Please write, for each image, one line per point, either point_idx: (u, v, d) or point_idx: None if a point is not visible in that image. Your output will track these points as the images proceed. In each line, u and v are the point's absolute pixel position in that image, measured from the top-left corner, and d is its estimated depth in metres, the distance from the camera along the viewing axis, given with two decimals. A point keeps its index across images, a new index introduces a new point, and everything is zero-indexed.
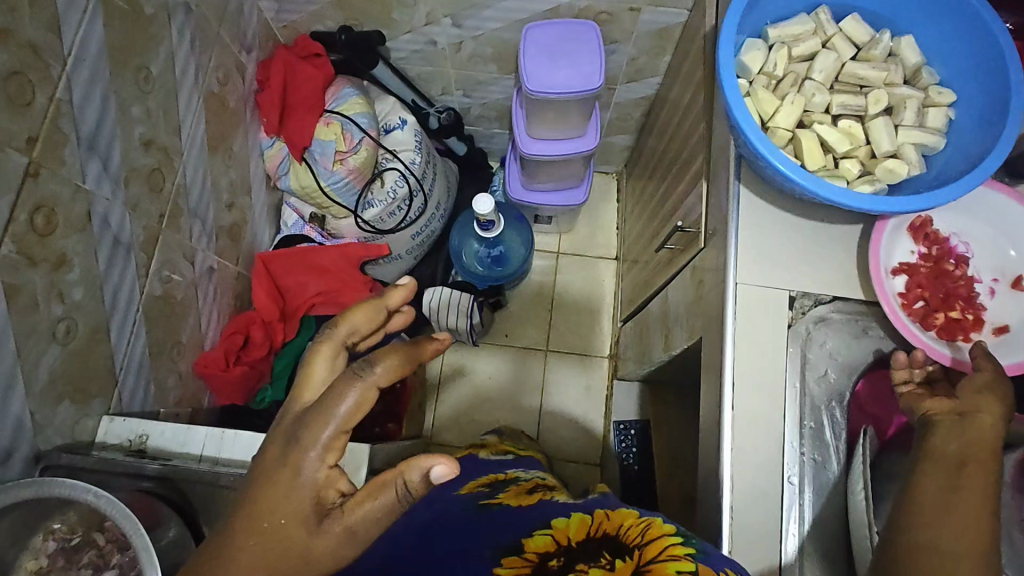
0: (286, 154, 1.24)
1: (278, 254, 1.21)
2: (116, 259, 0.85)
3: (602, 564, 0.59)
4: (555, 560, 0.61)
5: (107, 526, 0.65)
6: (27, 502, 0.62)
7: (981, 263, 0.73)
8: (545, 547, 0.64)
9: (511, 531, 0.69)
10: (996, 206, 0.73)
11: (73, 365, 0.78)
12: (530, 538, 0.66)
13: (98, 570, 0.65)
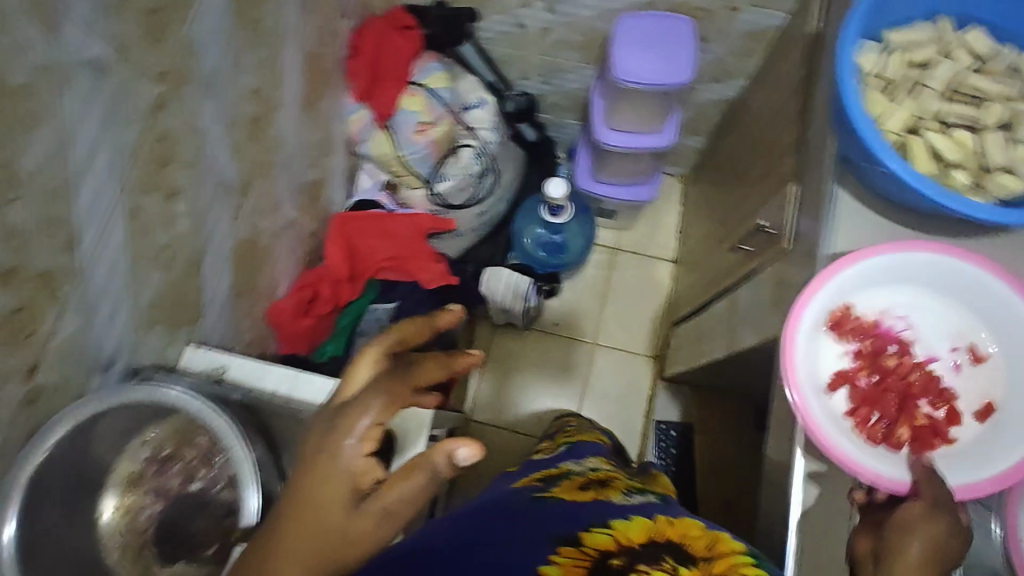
0: (369, 121, 1.28)
1: (354, 217, 1.25)
2: (216, 199, 0.89)
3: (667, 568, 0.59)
4: (618, 558, 0.60)
5: (196, 441, 0.72)
6: (135, 404, 0.68)
7: (928, 341, 0.70)
8: (605, 544, 0.62)
9: (569, 520, 0.68)
10: (957, 275, 0.68)
11: (170, 291, 0.82)
12: (588, 533, 0.64)
13: (185, 479, 0.71)
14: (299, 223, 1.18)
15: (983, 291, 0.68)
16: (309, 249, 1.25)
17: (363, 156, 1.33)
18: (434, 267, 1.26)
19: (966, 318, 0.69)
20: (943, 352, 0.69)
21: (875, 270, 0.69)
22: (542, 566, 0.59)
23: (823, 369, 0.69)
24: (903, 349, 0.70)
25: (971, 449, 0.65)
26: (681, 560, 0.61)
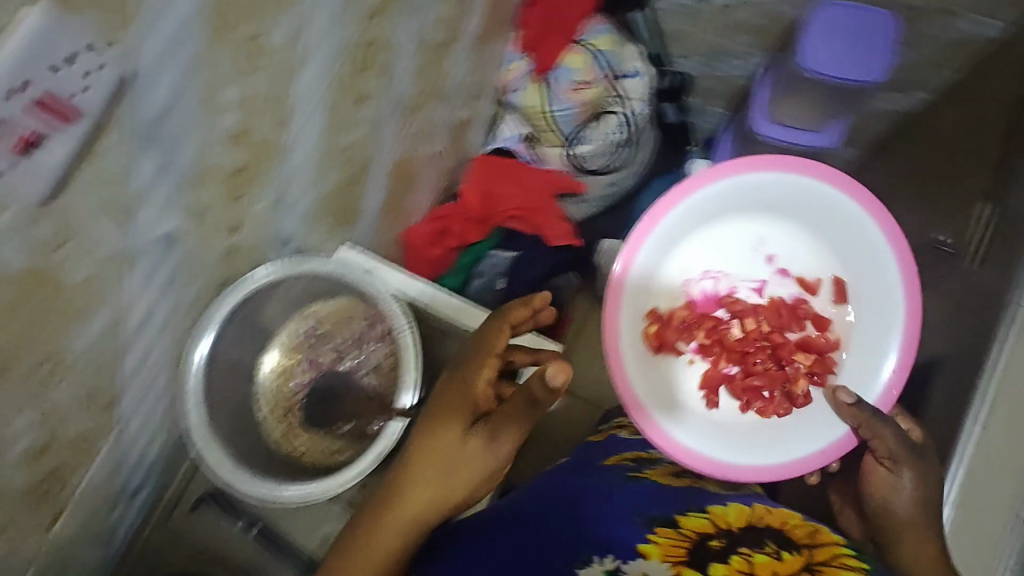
0: (525, 71, 1.28)
1: (493, 161, 1.28)
2: (394, 114, 0.94)
3: (770, 554, 0.55)
4: (716, 541, 0.58)
5: (352, 324, 0.82)
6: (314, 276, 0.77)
7: (725, 260, 0.78)
8: (702, 526, 0.60)
9: (654, 499, 0.67)
10: (756, 184, 0.76)
11: (341, 190, 0.88)
12: (684, 517, 0.62)
13: (337, 355, 0.82)
14: (445, 155, 1.23)
15: (784, 181, 0.75)
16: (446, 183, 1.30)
17: (508, 106, 1.32)
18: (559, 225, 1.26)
19: (796, 240, 0.78)
20: (753, 281, 0.78)
21: (671, 232, 0.77)
22: (641, 544, 0.59)
23: (682, 346, 0.78)
24: (748, 285, 0.78)
25: (851, 373, 0.74)
26: (782, 542, 0.57)
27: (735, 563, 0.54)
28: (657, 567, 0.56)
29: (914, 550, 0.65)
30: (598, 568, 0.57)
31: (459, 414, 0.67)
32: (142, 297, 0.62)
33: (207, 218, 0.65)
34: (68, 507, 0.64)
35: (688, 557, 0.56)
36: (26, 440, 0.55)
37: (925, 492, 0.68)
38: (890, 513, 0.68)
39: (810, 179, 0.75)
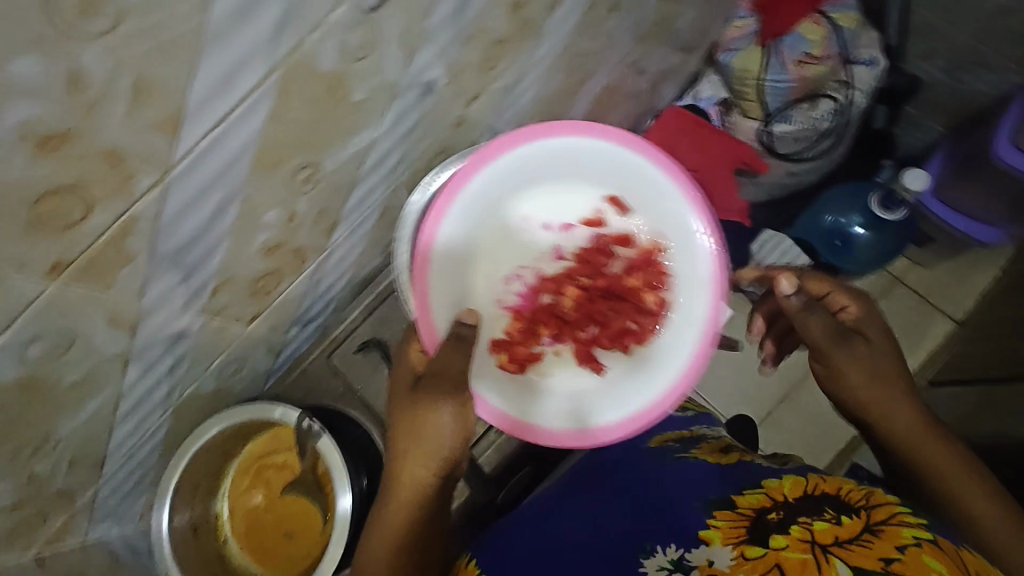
0: (751, 32, 1.19)
1: (684, 116, 1.23)
2: (625, 36, 0.91)
3: (829, 520, 0.54)
4: (775, 514, 0.56)
5: None
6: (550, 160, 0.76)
7: (554, 218, 0.74)
8: (762, 502, 0.59)
9: (712, 483, 0.65)
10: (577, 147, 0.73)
11: (556, 98, 0.87)
12: (741, 496, 0.61)
13: None
14: (643, 95, 1.18)
15: (555, 142, 0.73)
16: (628, 124, 1.26)
17: (719, 64, 1.23)
18: (723, 207, 1.24)
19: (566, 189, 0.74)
20: (555, 233, 0.74)
21: (516, 167, 0.72)
22: (702, 529, 0.58)
23: (489, 297, 0.73)
24: (563, 242, 0.74)
25: (686, 284, 0.74)
26: (841, 508, 0.55)
27: (797, 535, 0.52)
28: (722, 555, 0.54)
29: (911, 431, 0.64)
30: (661, 559, 0.57)
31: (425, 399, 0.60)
32: (388, 136, 0.63)
33: (461, 79, 0.65)
34: (269, 307, 0.69)
35: (749, 535, 0.55)
36: (270, 232, 0.59)
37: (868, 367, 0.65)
38: (875, 410, 0.66)
39: (580, 137, 0.73)
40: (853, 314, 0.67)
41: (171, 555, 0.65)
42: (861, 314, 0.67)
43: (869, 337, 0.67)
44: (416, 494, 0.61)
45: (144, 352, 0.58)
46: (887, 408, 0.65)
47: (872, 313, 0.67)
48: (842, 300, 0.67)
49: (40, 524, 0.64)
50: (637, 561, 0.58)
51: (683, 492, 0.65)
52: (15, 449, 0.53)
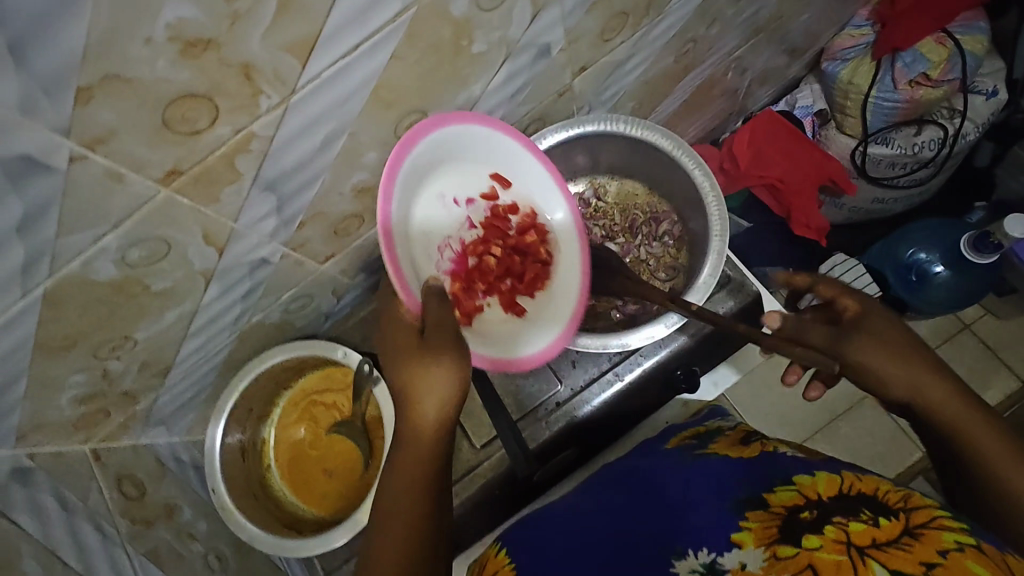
0: (865, 42, 1.11)
1: (776, 121, 1.15)
2: (740, 27, 0.87)
3: (864, 521, 0.42)
4: (807, 512, 0.45)
5: (634, 212, 0.78)
6: (641, 147, 0.72)
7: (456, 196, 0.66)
8: (794, 499, 0.48)
9: (739, 480, 0.54)
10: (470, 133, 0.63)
11: (657, 82, 0.84)
12: (771, 492, 0.50)
13: (605, 235, 0.78)
14: (740, 93, 1.13)
15: (442, 138, 0.60)
16: (717, 122, 1.21)
17: (824, 73, 1.18)
18: (803, 222, 1.16)
19: (467, 165, 0.65)
20: (462, 209, 0.66)
21: (410, 172, 0.59)
22: (732, 532, 0.47)
23: (427, 272, 0.63)
24: (477, 213, 0.68)
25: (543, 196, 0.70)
26: (880, 509, 0.43)
27: (831, 535, 0.41)
28: (753, 557, 0.44)
29: (956, 411, 0.51)
30: (693, 561, 0.47)
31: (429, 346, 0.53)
32: (494, 95, 0.62)
33: (576, 47, 0.63)
34: (346, 249, 0.69)
35: (782, 536, 0.44)
36: (365, 174, 0.59)
37: (886, 349, 0.54)
38: (917, 393, 0.52)
39: (478, 129, 0.62)
40: (852, 310, 0.57)
41: (220, 470, 0.67)
42: (864, 312, 0.57)
43: (877, 322, 0.56)
44: (421, 465, 0.50)
45: (228, 272, 0.59)
46: (917, 386, 0.53)
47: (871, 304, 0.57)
48: (847, 303, 0.58)
49: (104, 418, 0.67)
50: (669, 562, 0.48)
51: (708, 492, 0.55)
52: (98, 343, 0.55)
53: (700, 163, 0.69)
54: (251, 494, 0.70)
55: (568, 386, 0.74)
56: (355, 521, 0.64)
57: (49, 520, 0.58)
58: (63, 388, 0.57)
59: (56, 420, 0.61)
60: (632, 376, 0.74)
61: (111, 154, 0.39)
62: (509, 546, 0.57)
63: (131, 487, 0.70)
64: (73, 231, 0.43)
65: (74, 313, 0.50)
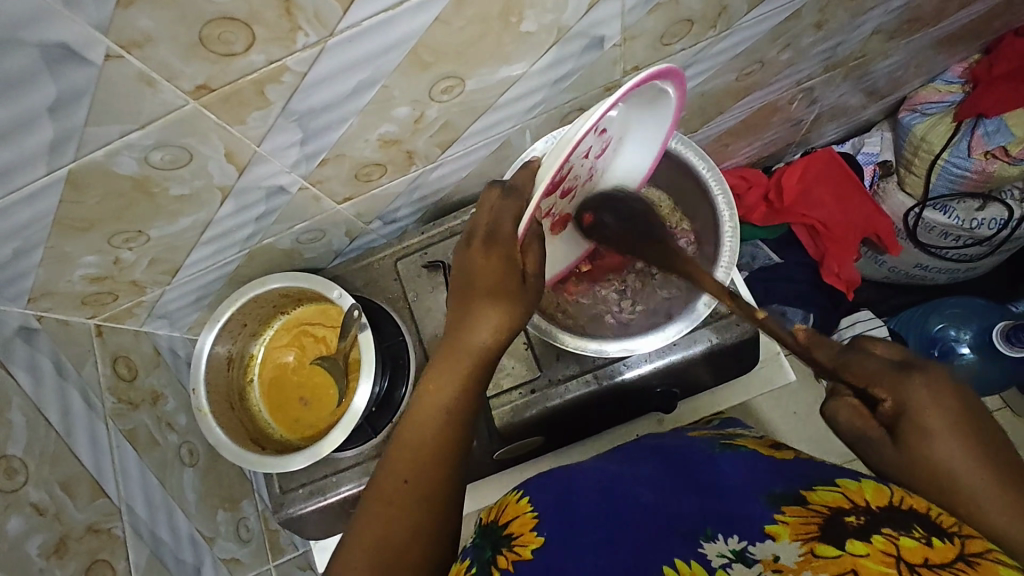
0: (951, 100, 1.05)
1: (834, 161, 1.11)
2: (816, 59, 0.83)
3: (916, 537, 0.37)
4: (853, 517, 0.40)
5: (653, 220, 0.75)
6: (674, 162, 0.70)
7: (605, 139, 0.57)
8: (836, 501, 0.43)
9: (777, 475, 0.50)
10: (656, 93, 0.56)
11: (715, 98, 0.82)
12: (814, 490, 0.46)
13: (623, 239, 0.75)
14: (803, 125, 1.08)
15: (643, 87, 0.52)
16: (775, 149, 1.16)
17: (899, 123, 1.12)
18: (834, 271, 1.12)
19: (629, 105, 0.55)
20: (593, 143, 0.54)
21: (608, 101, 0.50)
22: (766, 523, 0.44)
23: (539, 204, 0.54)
24: (596, 148, 0.56)
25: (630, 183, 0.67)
26: (932, 528, 0.38)
27: (878, 546, 0.37)
28: (789, 550, 0.41)
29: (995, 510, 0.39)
30: (722, 546, 0.44)
31: (481, 289, 0.52)
32: (538, 76, 0.61)
33: (631, 45, 0.62)
34: (364, 194, 0.70)
35: (823, 534, 0.40)
36: (392, 126, 0.59)
37: (924, 447, 0.43)
38: (940, 484, 0.42)
39: (671, 96, 0.56)
40: (891, 399, 0.46)
41: (204, 374, 0.71)
42: (904, 403, 0.45)
43: (924, 409, 0.44)
44: (464, 376, 0.50)
45: (245, 192, 0.60)
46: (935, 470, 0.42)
47: (921, 381, 0.45)
48: (882, 395, 0.47)
49: (110, 300, 0.71)
50: (696, 542, 0.46)
51: (740, 483, 0.51)
52: (113, 231, 0.58)
53: (726, 191, 0.67)
54: (229, 403, 0.74)
55: (548, 376, 0.72)
56: (315, 450, 0.67)
57: (43, 380, 0.63)
58: (76, 265, 0.61)
59: (66, 291, 0.65)
60: (609, 383, 0.72)
61: (146, 59, 0.41)
62: (531, 493, 0.54)
63: (124, 368, 0.75)
64: (103, 123, 0.45)
65: (94, 198, 0.53)
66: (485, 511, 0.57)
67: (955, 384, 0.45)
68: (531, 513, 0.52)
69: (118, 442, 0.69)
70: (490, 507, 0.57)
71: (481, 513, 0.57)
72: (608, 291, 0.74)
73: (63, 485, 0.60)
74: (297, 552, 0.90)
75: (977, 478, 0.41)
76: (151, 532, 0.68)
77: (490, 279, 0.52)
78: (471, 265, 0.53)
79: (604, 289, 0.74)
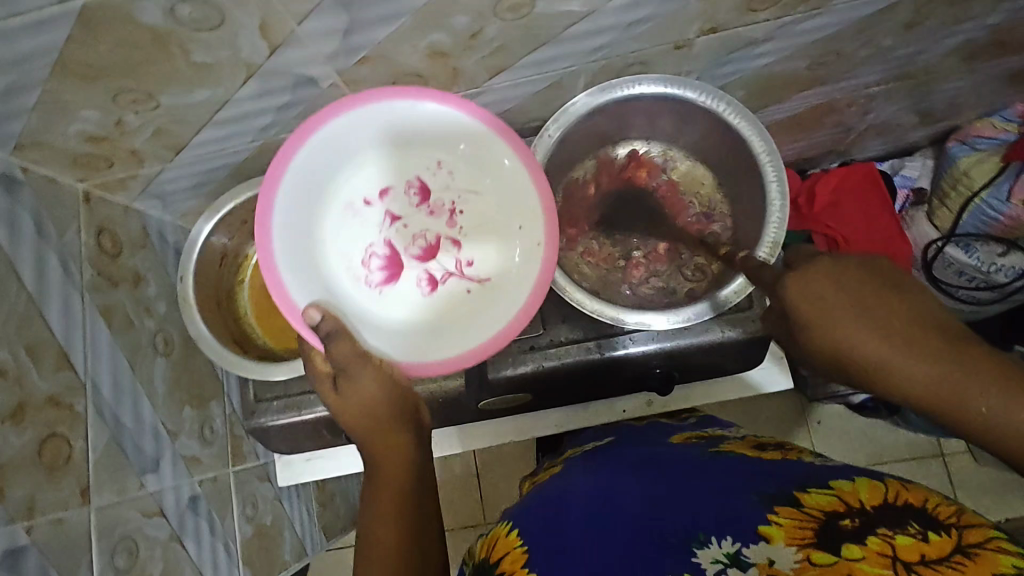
0: (1003, 139, 1.02)
1: (867, 178, 1.08)
2: (891, 65, 0.79)
3: (912, 535, 0.41)
4: (849, 519, 0.44)
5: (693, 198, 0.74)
6: (733, 142, 0.65)
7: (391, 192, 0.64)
8: (831, 505, 0.46)
9: (766, 475, 0.52)
10: (362, 123, 0.61)
11: (780, 84, 0.77)
12: (807, 492, 0.48)
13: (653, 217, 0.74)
14: (851, 134, 1.04)
15: (335, 141, 0.61)
16: (815, 154, 1.12)
17: (945, 152, 1.08)
18: None
19: (376, 161, 0.64)
20: (381, 207, 0.64)
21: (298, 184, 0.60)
22: (760, 524, 0.47)
23: (356, 295, 0.63)
24: (395, 209, 0.65)
25: (504, 194, 0.65)
26: (929, 522, 0.41)
27: (874, 547, 0.41)
28: (784, 555, 0.44)
29: (897, 361, 0.42)
30: (716, 551, 0.46)
31: (346, 388, 0.55)
32: (612, 15, 0.56)
33: (716, 3, 0.57)
34: None
35: (820, 539, 0.43)
36: (444, 36, 0.54)
37: (826, 324, 0.45)
38: (847, 360, 0.45)
39: (373, 114, 0.61)
40: (782, 302, 0.48)
41: (194, 264, 0.67)
42: (790, 304, 0.47)
43: (798, 298, 0.47)
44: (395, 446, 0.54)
45: (272, 75, 0.55)
46: (841, 349, 0.44)
47: (798, 274, 0.47)
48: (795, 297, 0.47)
49: (104, 166, 0.65)
50: (690, 550, 0.47)
51: (731, 486, 0.52)
52: (121, 87, 0.52)
53: (782, 179, 0.62)
54: (214, 299, 0.70)
55: (549, 336, 0.70)
56: (298, 367, 0.64)
57: (21, 236, 0.58)
58: (73, 117, 0.55)
59: (58, 146, 0.59)
60: (611, 354, 0.70)
61: None
62: (519, 525, 0.55)
63: (108, 241, 0.70)
64: None
65: (106, 44, 0.47)
66: (476, 548, 0.57)
67: (828, 267, 0.46)
68: (521, 548, 0.51)
69: (93, 317, 0.65)
70: (481, 542, 0.58)
71: (474, 551, 0.57)
72: (630, 245, 0.73)
73: (27, 349, 0.56)
74: (259, 461, 0.92)
75: (881, 345, 0.43)
76: (114, 417, 0.65)
77: (344, 378, 0.55)
78: (341, 376, 0.55)
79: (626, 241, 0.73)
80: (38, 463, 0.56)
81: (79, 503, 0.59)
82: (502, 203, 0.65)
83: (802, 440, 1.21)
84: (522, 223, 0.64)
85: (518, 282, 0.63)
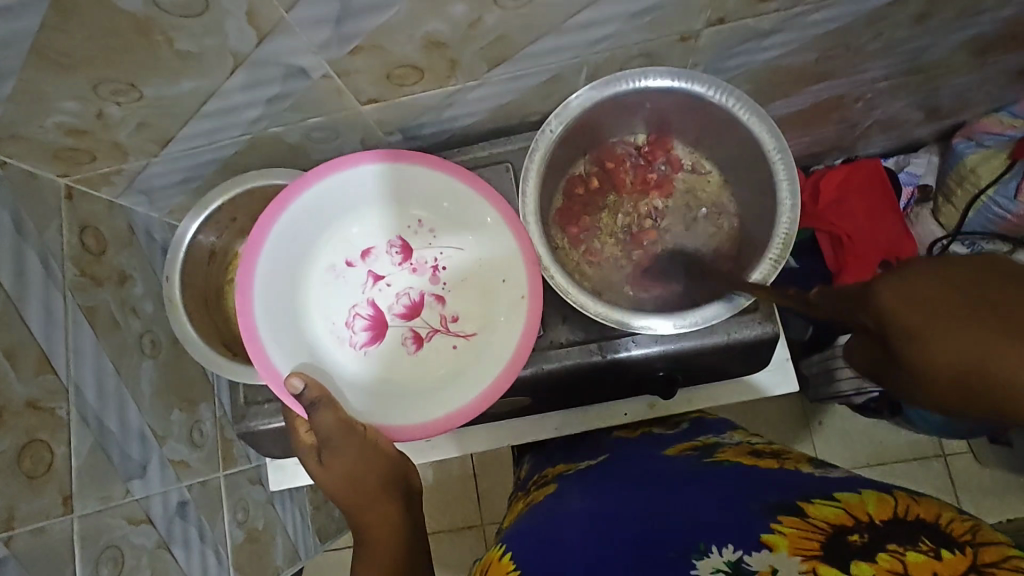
0: (1011, 136, 0.99)
1: (873, 176, 1.06)
2: (901, 58, 0.77)
3: (924, 552, 0.39)
4: (857, 533, 0.42)
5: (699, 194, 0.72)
6: (741, 141, 0.63)
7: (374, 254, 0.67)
8: (838, 517, 0.44)
9: (769, 486, 0.51)
10: (342, 189, 0.64)
11: (787, 78, 0.75)
12: (813, 504, 0.46)
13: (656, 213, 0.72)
14: (856, 130, 1.02)
15: (317, 207, 0.64)
16: (819, 151, 1.10)
17: (951, 149, 1.06)
18: None
19: (358, 224, 0.67)
20: (364, 268, 0.67)
21: (281, 251, 0.64)
22: (763, 533, 0.44)
23: (342, 355, 0.65)
24: (378, 270, 0.67)
25: (485, 247, 0.66)
26: (942, 538, 0.39)
27: (884, 564, 0.39)
28: (789, 565, 0.41)
29: None
30: (716, 559, 0.44)
31: (332, 457, 0.58)
32: (617, 4, 0.53)
33: None
34: (392, 100, 0.63)
35: (826, 553, 0.41)
36: (442, 26, 0.52)
37: (941, 337, 0.37)
38: (968, 383, 0.37)
39: (353, 180, 0.64)
40: (871, 315, 0.42)
41: (181, 262, 0.66)
42: (883, 312, 0.41)
43: (893, 306, 0.40)
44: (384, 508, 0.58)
45: (261, 66, 0.53)
46: (964, 368, 0.36)
47: (893, 280, 0.41)
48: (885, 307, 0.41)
49: (86, 161, 0.63)
50: (688, 561, 0.45)
51: (733, 495, 0.51)
52: (101, 77, 0.50)
53: (792, 176, 0.61)
54: (204, 299, 0.68)
55: (550, 338, 0.68)
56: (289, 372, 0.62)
57: None
58: (52, 109, 0.53)
59: (36, 139, 0.56)
60: (614, 357, 0.68)
61: None
62: (514, 549, 0.53)
63: (92, 239, 0.67)
64: None
65: (84, 31, 0.44)
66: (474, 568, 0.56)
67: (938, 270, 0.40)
68: (513, 568, 0.49)
69: (76, 318, 0.63)
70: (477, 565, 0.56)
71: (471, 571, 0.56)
72: (621, 223, 0.72)
73: (5, 352, 0.54)
74: (250, 464, 0.89)
75: (1020, 361, 0.34)
76: (98, 422, 0.63)
77: (330, 446, 0.58)
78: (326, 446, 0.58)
79: (619, 219, 0.72)
80: (17, 471, 0.53)
81: (60, 513, 0.57)
82: (485, 256, 0.66)
83: (802, 440, 1.20)
84: (502, 271, 0.65)
85: (502, 337, 0.64)
